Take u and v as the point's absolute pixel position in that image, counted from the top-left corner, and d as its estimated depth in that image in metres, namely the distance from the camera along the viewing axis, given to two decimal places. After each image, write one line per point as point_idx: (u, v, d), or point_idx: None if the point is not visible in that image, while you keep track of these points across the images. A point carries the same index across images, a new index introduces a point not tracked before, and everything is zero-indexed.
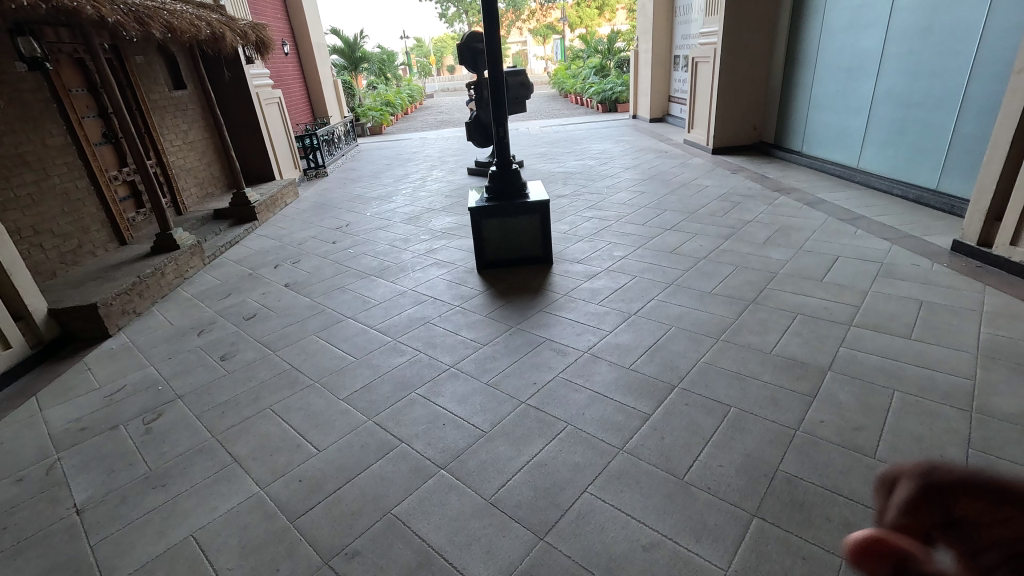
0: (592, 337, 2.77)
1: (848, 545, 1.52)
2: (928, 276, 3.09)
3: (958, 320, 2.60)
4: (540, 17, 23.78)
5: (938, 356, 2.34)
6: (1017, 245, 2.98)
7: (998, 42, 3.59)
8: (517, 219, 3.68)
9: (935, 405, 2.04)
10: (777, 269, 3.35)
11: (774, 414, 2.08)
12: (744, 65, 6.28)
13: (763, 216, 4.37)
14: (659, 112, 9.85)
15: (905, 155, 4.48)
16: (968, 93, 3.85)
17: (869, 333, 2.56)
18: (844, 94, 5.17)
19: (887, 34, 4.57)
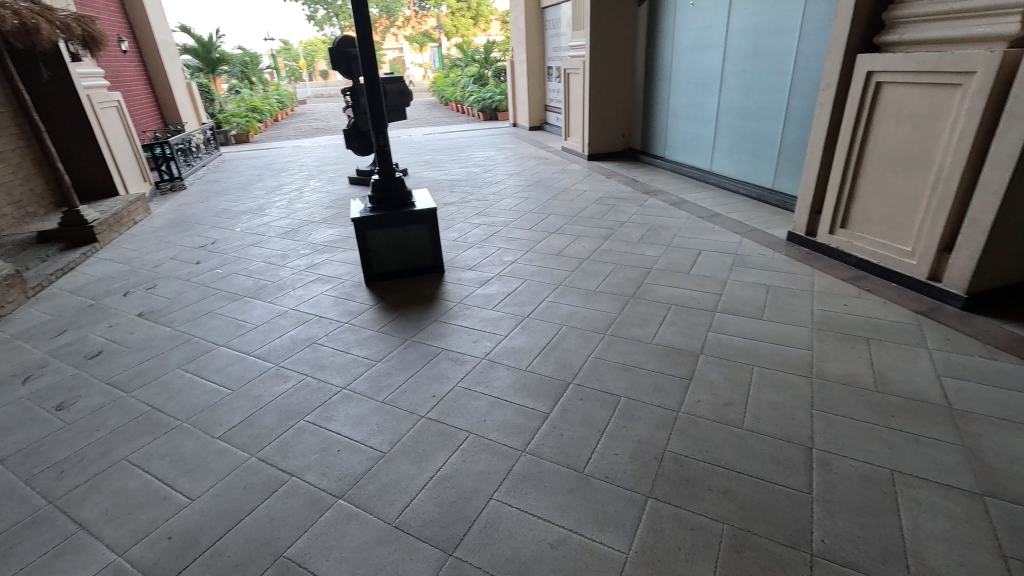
0: (488, 342, 2.78)
1: (727, 511, 1.69)
2: (772, 264, 3.56)
3: (796, 300, 3.04)
4: (415, 25, 23.59)
5: (784, 332, 2.70)
6: (833, 233, 3.55)
7: (810, 64, 4.26)
8: (404, 228, 3.58)
9: (785, 375, 2.36)
10: (651, 265, 3.65)
11: (658, 399, 2.25)
12: (610, 77, 6.78)
13: (636, 217, 4.73)
14: (537, 121, 10.26)
15: (747, 159, 5.13)
16: (790, 106, 4.52)
17: (731, 317, 2.88)
18: (695, 105, 5.80)
19: (725, 54, 5.21)
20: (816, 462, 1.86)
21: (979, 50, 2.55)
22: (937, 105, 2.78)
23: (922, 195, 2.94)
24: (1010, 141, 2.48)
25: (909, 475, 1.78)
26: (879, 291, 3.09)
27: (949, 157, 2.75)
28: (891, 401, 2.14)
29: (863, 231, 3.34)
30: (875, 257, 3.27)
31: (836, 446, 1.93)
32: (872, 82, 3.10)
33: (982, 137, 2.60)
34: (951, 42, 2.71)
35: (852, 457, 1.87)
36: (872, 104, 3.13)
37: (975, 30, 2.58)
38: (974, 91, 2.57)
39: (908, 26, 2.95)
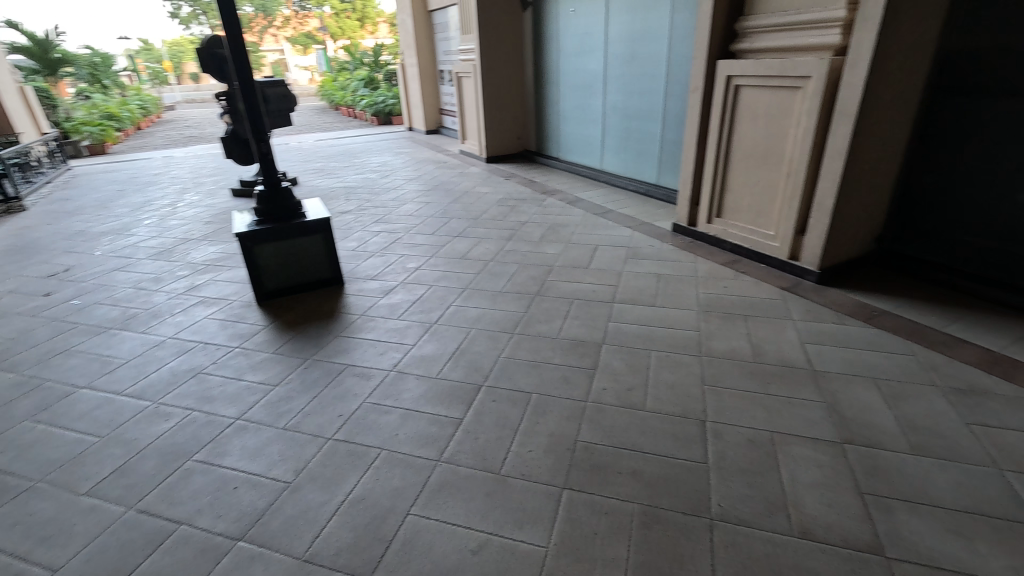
0: (395, 353, 2.70)
1: (636, 490, 1.78)
2: (661, 254, 3.83)
3: (684, 285, 3.29)
4: (297, 26, 22.34)
5: (676, 316, 2.92)
6: (710, 222, 3.89)
7: (680, 69, 4.65)
8: (296, 241, 3.37)
9: (678, 356, 2.55)
10: (552, 263, 3.76)
11: (566, 392, 2.32)
12: (501, 81, 6.90)
13: (536, 216, 4.85)
14: (433, 124, 10.17)
15: (633, 158, 5.47)
16: (666, 108, 4.89)
17: (628, 307, 3.06)
18: (582, 107, 6.07)
19: (606, 59, 5.52)
20: (710, 433, 2.03)
21: (812, 57, 2.93)
22: (784, 105, 3.15)
23: (778, 185, 3.32)
24: (841, 136, 2.88)
25: (785, 434, 2.00)
26: (751, 272, 3.44)
27: (796, 150, 3.13)
28: (767, 370, 2.40)
29: (735, 219, 3.71)
30: (746, 242, 3.64)
31: (724, 416, 2.11)
32: (731, 85, 3.44)
33: (820, 132, 2.99)
34: (791, 50, 3.08)
35: (738, 425, 2.07)
36: (733, 105, 3.48)
37: (808, 39, 2.95)
38: (811, 93, 2.95)
39: (757, 35, 3.30)
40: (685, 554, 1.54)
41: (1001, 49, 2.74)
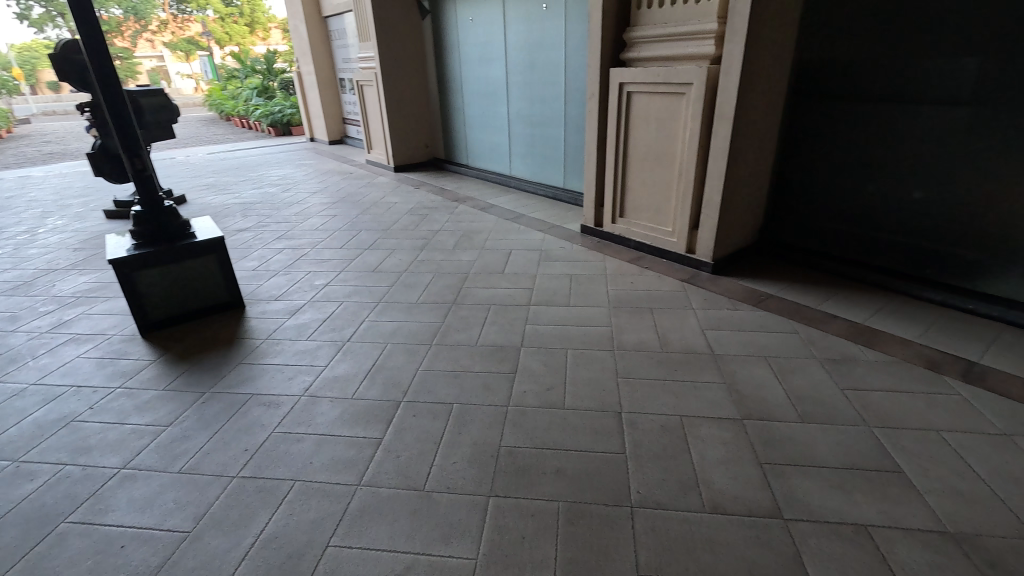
0: (306, 377, 2.54)
1: (560, 488, 1.81)
2: (572, 254, 3.96)
3: (594, 284, 3.42)
4: (175, 31, 20.56)
5: (588, 314, 3.03)
6: (615, 222, 4.08)
7: (577, 77, 4.85)
8: (185, 264, 3.07)
9: (593, 352, 2.64)
10: (467, 270, 3.75)
11: (488, 398, 2.31)
12: (404, 89, 6.79)
13: (448, 224, 4.82)
14: (336, 134, 9.79)
15: (540, 162, 5.62)
16: (568, 114, 5.08)
17: (543, 308, 3.12)
18: (488, 114, 6.14)
19: (507, 67, 5.62)
20: (626, 423, 2.11)
21: (692, 66, 3.18)
22: (671, 110, 3.39)
23: (672, 184, 3.56)
24: (722, 137, 3.14)
25: (693, 417, 2.13)
26: (655, 267, 3.66)
27: (686, 151, 3.37)
28: (674, 358, 2.55)
29: (636, 218, 3.92)
30: (647, 239, 3.86)
31: (638, 406, 2.22)
32: (624, 92, 3.64)
33: (704, 134, 3.25)
34: (673, 59, 3.32)
35: (651, 413, 2.17)
36: (627, 111, 3.68)
37: (687, 49, 3.20)
38: (694, 98, 3.20)
39: (642, 45, 3.52)
40: (610, 545, 1.59)
41: (844, 59, 3.14)
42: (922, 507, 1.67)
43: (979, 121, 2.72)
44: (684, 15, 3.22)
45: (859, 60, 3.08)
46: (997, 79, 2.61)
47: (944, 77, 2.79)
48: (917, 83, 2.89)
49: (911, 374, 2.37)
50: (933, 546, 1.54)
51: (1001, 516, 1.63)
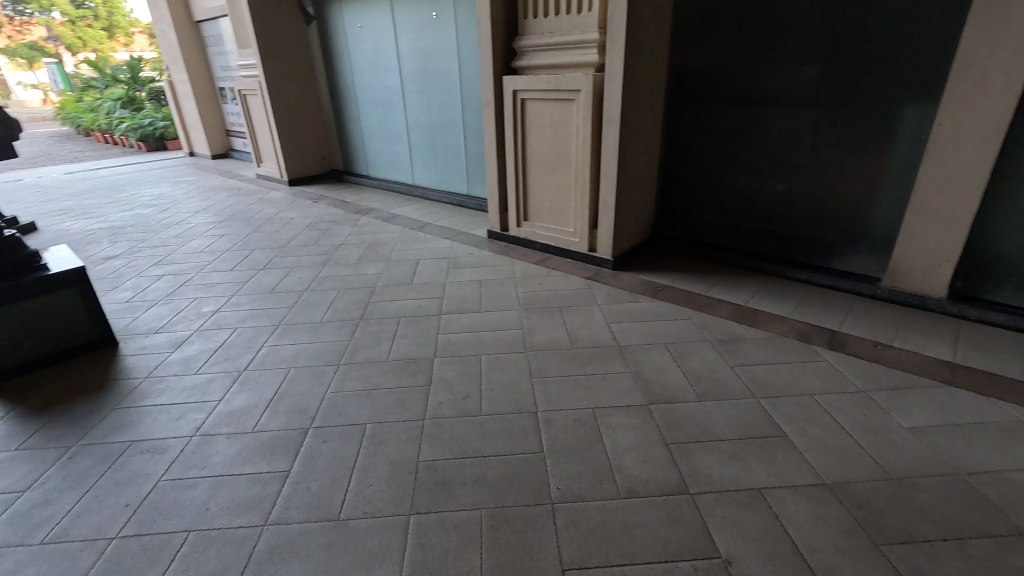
0: (197, 414, 2.31)
1: (482, 496, 1.80)
2: (480, 260, 3.98)
3: (504, 288, 3.46)
4: (12, 34, 17.88)
5: (500, 318, 3.05)
6: (520, 226, 4.16)
7: (473, 84, 4.90)
8: (37, 300, 2.67)
9: (507, 355, 2.66)
10: (374, 283, 3.63)
11: (403, 414, 2.25)
12: (293, 98, 6.44)
13: (351, 237, 4.64)
14: (220, 148, 9.05)
15: (443, 170, 5.59)
16: (466, 121, 5.11)
17: (455, 316, 3.10)
18: (385, 123, 6.00)
19: (401, 75, 5.54)
20: (542, 422, 2.15)
21: (579, 73, 3.33)
22: (564, 115, 3.53)
23: (570, 186, 3.70)
24: (611, 140, 3.32)
25: (605, 408, 2.22)
26: (561, 267, 3.77)
27: (580, 155, 3.53)
28: (583, 353, 2.64)
29: (539, 220, 4.02)
30: (552, 241, 3.97)
31: (553, 404, 2.27)
32: (518, 99, 3.73)
33: (595, 138, 3.42)
34: (561, 67, 3.45)
35: (566, 409, 2.23)
36: (522, 117, 3.77)
37: (574, 58, 3.35)
38: (583, 104, 3.36)
39: (532, 54, 3.63)
40: (534, 545, 1.60)
41: (711, 67, 3.45)
42: (802, 465, 1.88)
43: (822, 121, 3.11)
44: (568, 24, 3.36)
45: (723, 68, 3.40)
46: (833, 84, 3.01)
47: (791, 83, 3.16)
48: (772, 87, 3.24)
49: (787, 346, 2.65)
50: (814, 498, 1.73)
51: (864, 463, 1.87)
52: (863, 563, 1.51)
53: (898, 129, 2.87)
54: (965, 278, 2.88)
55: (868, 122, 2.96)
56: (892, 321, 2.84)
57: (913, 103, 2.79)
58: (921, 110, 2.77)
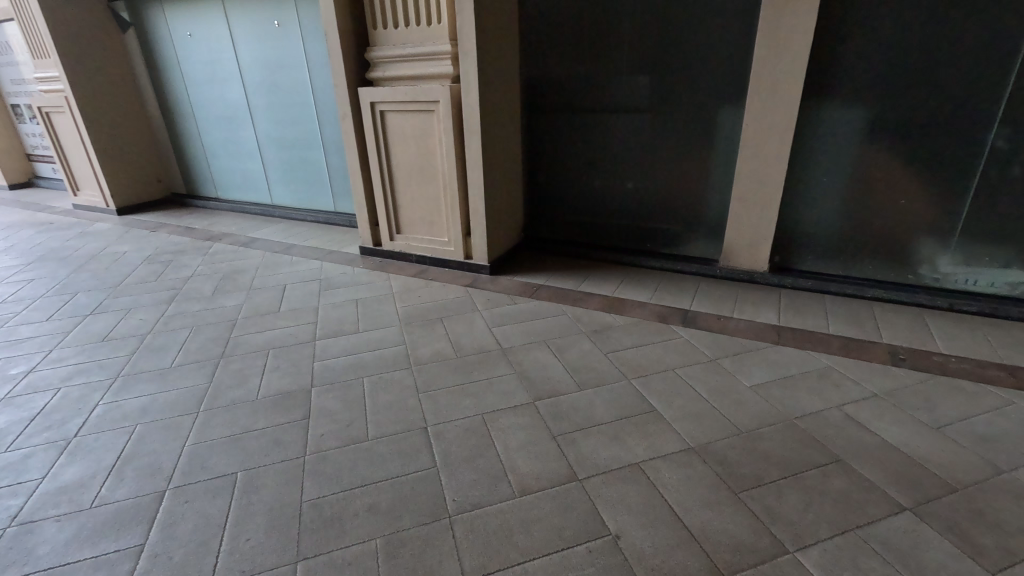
0: (12, 500, 1.90)
1: (376, 524, 1.72)
2: (354, 278, 3.81)
3: (382, 304, 3.36)
4: None
5: (380, 337, 2.95)
6: (393, 239, 4.07)
7: (327, 96, 4.69)
8: None
9: (391, 374, 2.58)
10: (234, 316, 3.30)
11: (280, 454, 2.07)
12: (113, 116, 5.62)
13: (203, 267, 4.16)
14: (19, 175, 7.57)
15: (304, 187, 5.27)
16: (325, 135, 4.88)
17: (331, 340, 2.93)
18: (232, 140, 5.49)
19: (245, 88, 5.10)
20: (433, 437, 2.12)
21: (436, 84, 3.35)
22: (425, 126, 3.52)
23: (439, 197, 3.70)
24: (474, 149, 3.39)
25: (494, 413, 2.25)
26: (439, 277, 3.76)
27: (446, 165, 3.55)
28: (469, 361, 2.66)
29: (413, 232, 3.97)
30: (427, 252, 3.94)
31: (443, 416, 2.25)
32: (376, 111, 3.64)
33: (459, 147, 3.46)
34: (418, 78, 3.45)
35: (455, 419, 2.22)
36: (383, 129, 3.69)
37: (428, 69, 3.36)
38: (443, 115, 3.38)
39: (386, 65, 3.57)
40: (435, 563, 1.57)
41: (559, 78, 3.68)
42: (671, 434, 2.08)
43: (657, 125, 3.48)
44: (419, 36, 3.36)
45: (569, 78, 3.65)
46: (662, 92, 3.39)
47: (628, 91, 3.49)
48: (613, 96, 3.55)
49: (650, 329, 2.92)
50: (684, 462, 1.93)
51: (720, 423, 2.13)
52: (727, 512, 1.71)
53: (717, 131, 3.31)
54: (779, 253, 3.41)
55: (693, 125, 3.37)
56: (730, 296, 3.27)
57: (726, 107, 3.24)
58: (732, 114, 3.23)
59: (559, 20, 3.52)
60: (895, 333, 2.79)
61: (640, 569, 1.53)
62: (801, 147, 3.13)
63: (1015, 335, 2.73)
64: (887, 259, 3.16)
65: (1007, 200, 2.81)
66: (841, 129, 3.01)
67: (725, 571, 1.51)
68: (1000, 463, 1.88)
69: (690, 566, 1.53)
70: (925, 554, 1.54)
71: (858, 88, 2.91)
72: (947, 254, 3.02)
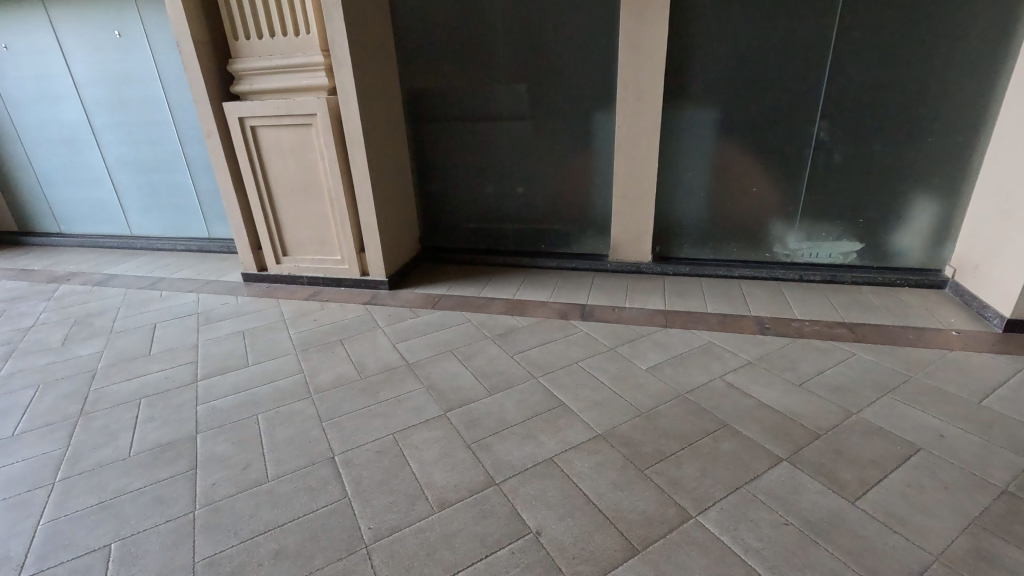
0: None
1: (285, 570, 1.59)
2: (238, 308, 3.51)
3: (273, 333, 3.12)
4: None
5: (274, 368, 2.74)
6: (281, 262, 3.81)
7: (186, 114, 4.28)
8: None
9: (290, 406, 2.41)
10: (94, 365, 2.88)
11: (165, 512, 1.84)
12: None
13: (47, 314, 3.59)
14: None
15: (169, 214, 4.76)
16: (189, 155, 4.45)
17: (217, 379, 2.67)
18: (73, 166, 4.80)
19: (84, 106, 4.49)
20: (342, 465, 2.01)
21: (311, 97, 3.20)
22: (304, 141, 3.35)
23: (327, 214, 3.54)
24: (360, 162, 3.28)
25: (405, 430, 2.19)
26: (335, 297, 3.59)
27: (331, 180, 3.40)
28: (374, 381, 2.56)
29: (301, 253, 3.75)
30: (319, 273, 3.74)
31: (351, 442, 2.14)
32: (246, 127, 3.40)
33: (343, 162, 3.33)
34: (290, 91, 3.26)
35: (365, 443, 2.13)
36: (256, 146, 3.45)
37: (301, 81, 3.19)
38: (322, 128, 3.24)
39: (253, 77, 3.33)
40: None
41: (440, 88, 3.68)
42: (581, 425, 2.16)
43: (540, 130, 3.62)
44: (287, 47, 3.19)
45: (451, 88, 3.66)
46: (541, 99, 3.53)
47: (508, 100, 3.59)
48: (495, 104, 3.63)
49: (552, 326, 3.03)
50: (594, 449, 2.02)
51: (623, 407, 2.26)
52: (636, 490, 1.81)
53: (594, 134, 3.53)
54: (660, 244, 3.71)
55: (571, 129, 3.56)
56: (622, 288, 3.49)
57: (600, 113, 3.46)
58: (606, 117, 3.46)
59: (434, 29, 3.52)
60: (760, 305, 3.15)
61: (562, 560, 1.57)
62: (668, 146, 3.43)
63: (850, 297, 3.22)
64: (748, 241, 3.57)
65: (831, 184, 3.30)
66: (699, 128, 3.35)
67: (639, 546, 1.60)
68: (849, 406, 2.19)
69: (608, 548, 1.60)
70: (802, 496, 1.75)
71: (709, 91, 3.25)
72: (794, 232, 3.47)
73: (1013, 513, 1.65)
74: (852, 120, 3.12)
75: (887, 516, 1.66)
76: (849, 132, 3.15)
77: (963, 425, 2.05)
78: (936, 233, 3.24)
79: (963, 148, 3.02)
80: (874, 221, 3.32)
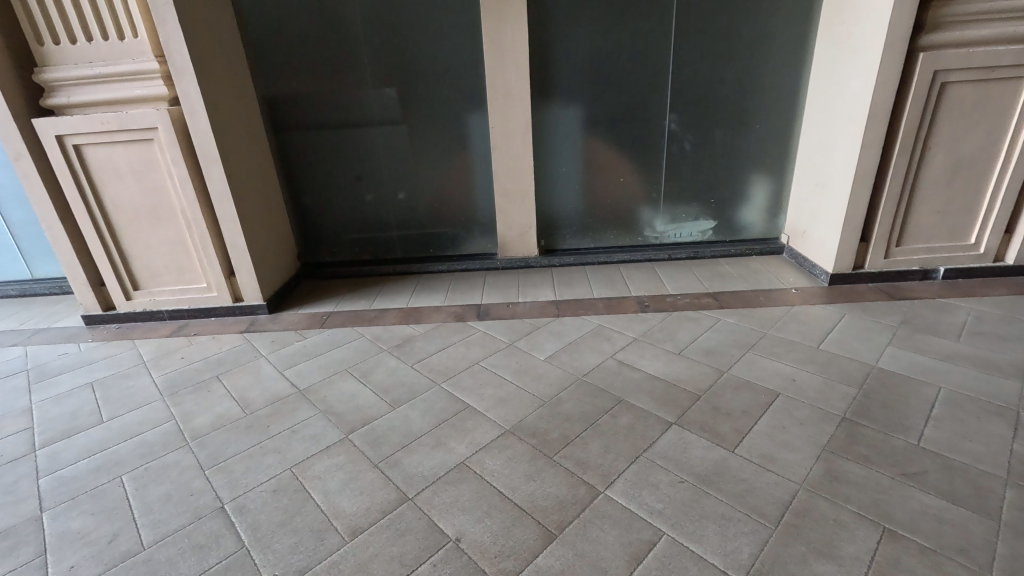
0: None
1: None
2: (82, 357, 3.01)
3: (130, 379, 2.73)
4: None
5: (136, 420, 2.39)
6: (133, 298, 3.34)
7: None
8: None
9: (162, 459, 2.12)
10: None
11: None
12: None
13: None
14: None
15: None
16: None
17: (62, 444, 2.26)
18: None
19: None
20: (234, 513, 1.82)
21: (147, 109, 2.83)
22: (144, 159, 2.96)
23: (185, 237, 3.17)
24: (216, 177, 2.97)
25: (303, 462, 2.04)
26: (205, 329, 3.23)
27: (185, 201, 3.04)
28: (261, 415, 2.35)
29: (156, 284, 3.31)
30: (182, 304, 3.33)
31: (242, 487, 1.94)
32: (68, 146, 2.92)
33: (197, 180, 3.00)
34: (122, 103, 2.85)
35: (258, 485, 1.95)
36: (84, 167, 2.98)
37: (135, 91, 2.81)
38: (167, 143, 2.88)
39: (68, 89, 2.86)
40: None
41: (302, 94, 3.46)
42: (488, 424, 2.18)
43: (415, 134, 3.56)
44: (111, 53, 2.79)
45: (314, 94, 3.46)
46: (412, 102, 3.48)
47: (378, 105, 3.49)
48: (365, 110, 3.50)
49: (449, 329, 3.01)
50: (503, 445, 2.05)
51: (526, 399, 2.32)
52: (548, 477, 1.87)
53: (468, 135, 3.56)
54: (545, 238, 3.85)
55: (446, 132, 3.55)
56: (513, 284, 3.57)
57: (472, 114, 3.50)
58: (479, 118, 3.51)
59: (288, 33, 3.31)
60: (639, 285, 3.42)
61: (485, 562, 1.57)
62: (541, 144, 3.57)
63: (712, 269, 3.62)
64: (622, 228, 3.85)
65: (685, 169, 3.66)
66: (567, 126, 3.53)
67: (557, 531, 1.65)
68: (720, 366, 2.47)
69: (528, 538, 1.64)
70: (691, 453, 1.94)
71: (573, 89, 3.43)
72: (660, 216, 3.81)
73: (852, 435, 1.98)
74: (696, 112, 3.50)
75: (761, 457, 1.90)
76: (694, 122, 3.52)
77: (808, 367, 2.41)
78: (771, 206, 3.76)
79: (781, 133, 3.54)
80: (723, 200, 3.76)
